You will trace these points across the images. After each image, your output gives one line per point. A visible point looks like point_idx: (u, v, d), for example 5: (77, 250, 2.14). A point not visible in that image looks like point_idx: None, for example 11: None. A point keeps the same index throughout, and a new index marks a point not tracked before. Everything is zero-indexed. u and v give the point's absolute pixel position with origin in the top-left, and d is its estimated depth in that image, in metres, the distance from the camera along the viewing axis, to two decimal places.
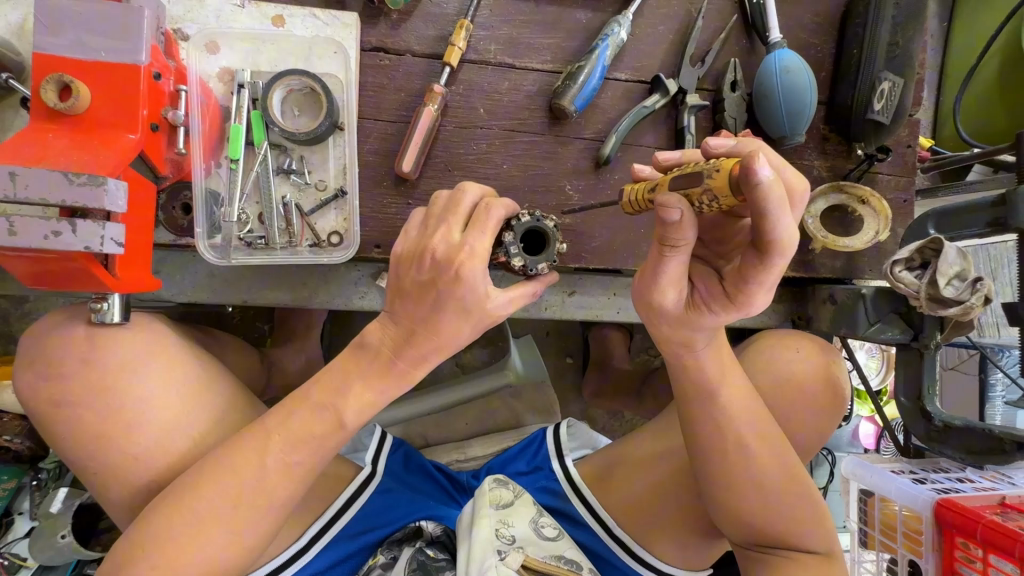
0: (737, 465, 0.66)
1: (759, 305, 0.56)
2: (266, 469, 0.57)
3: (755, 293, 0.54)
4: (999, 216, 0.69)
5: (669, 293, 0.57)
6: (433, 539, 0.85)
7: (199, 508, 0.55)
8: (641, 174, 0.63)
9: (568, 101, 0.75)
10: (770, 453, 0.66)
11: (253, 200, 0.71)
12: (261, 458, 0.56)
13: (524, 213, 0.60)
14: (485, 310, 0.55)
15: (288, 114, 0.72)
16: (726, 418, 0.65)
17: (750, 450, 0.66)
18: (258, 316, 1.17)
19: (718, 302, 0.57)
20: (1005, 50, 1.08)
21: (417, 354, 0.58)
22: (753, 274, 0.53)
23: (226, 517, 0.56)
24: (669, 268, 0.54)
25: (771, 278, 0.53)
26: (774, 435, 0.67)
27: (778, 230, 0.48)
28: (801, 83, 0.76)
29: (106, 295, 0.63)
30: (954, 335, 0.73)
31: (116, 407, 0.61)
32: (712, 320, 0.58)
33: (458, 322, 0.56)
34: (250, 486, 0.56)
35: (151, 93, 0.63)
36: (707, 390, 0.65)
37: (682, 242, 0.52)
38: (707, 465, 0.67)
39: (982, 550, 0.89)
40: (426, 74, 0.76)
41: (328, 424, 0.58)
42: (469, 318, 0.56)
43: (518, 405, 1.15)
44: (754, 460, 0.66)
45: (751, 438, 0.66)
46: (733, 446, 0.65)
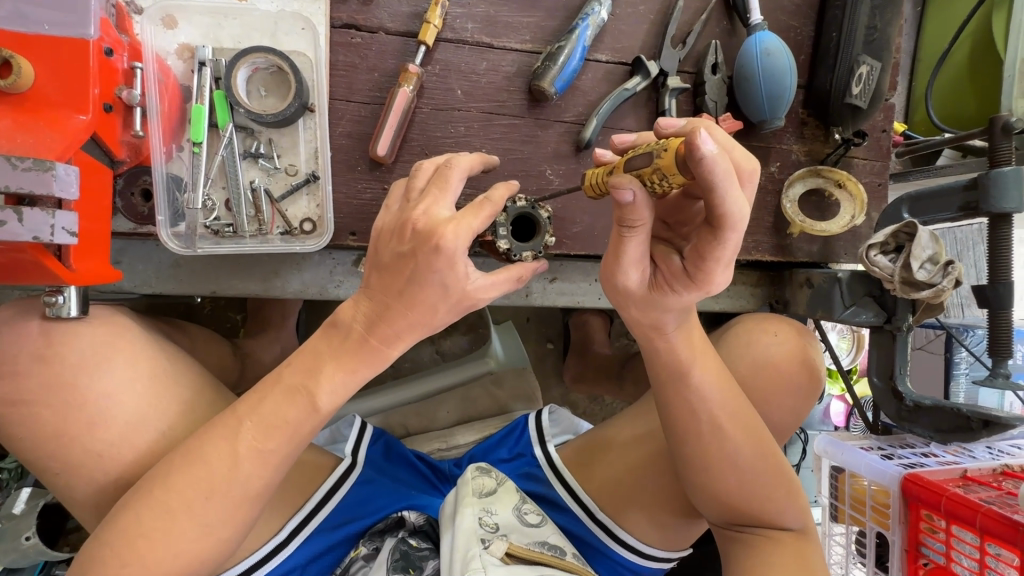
0: (716, 450, 0.66)
1: (721, 282, 0.56)
2: (247, 467, 0.55)
3: (716, 271, 0.54)
4: (970, 200, 0.70)
5: (632, 274, 0.56)
6: (416, 528, 0.85)
7: (176, 509, 0.53)
8: (602, 158, 0.62)
9: (548, 82, 0.73)
10: (747, 436, 0.67)
11: (219, 185, 0.67)
12: (243, 456, 0.54)
13: (520, 198, 0.64)
14: (470, 299, 0.54)
15: (254, 94, 0.68)
16: (706, 403, 0.65)
17: (729, 435, 0.66)
18: (230, 307, 1.13)
19: (680, 282, 0.56)
20: (976, 34, 1.09)
21: (403, 347, 0.56)
22: (710, 250, 0.52)
23: (208, 517, 0.54)
24: (630, 250, 0.54)
25: (727, 253, 0.52)
26: (751, 418, 0.68)
27: (726, 202, 0.48)
28: (781, 66, 0.75)
29: (61, 288, 0.59)
30: (924, 315, 0.76)
31: (79, 406, 0.58)
32: (676, 300, 0.58)
33: (444, 313, 0.54)
34: (230, 484, 0.54)
35: (102, 70, 0.59)
36: (690, 374, 0.65)
37: (639, 222, 0.51)
38: (687, 451, 0.67)
39: (945, 521, 0.94)
40: (400, 53, 0.73)
41: (311, 420, 0.56)
42: (456, 308, 0.55)
43: (501, 393, 1.14)
44: (732, 444, 0.66)
45: (729, 423, 0.66)
46: (712, 431, 0.66)
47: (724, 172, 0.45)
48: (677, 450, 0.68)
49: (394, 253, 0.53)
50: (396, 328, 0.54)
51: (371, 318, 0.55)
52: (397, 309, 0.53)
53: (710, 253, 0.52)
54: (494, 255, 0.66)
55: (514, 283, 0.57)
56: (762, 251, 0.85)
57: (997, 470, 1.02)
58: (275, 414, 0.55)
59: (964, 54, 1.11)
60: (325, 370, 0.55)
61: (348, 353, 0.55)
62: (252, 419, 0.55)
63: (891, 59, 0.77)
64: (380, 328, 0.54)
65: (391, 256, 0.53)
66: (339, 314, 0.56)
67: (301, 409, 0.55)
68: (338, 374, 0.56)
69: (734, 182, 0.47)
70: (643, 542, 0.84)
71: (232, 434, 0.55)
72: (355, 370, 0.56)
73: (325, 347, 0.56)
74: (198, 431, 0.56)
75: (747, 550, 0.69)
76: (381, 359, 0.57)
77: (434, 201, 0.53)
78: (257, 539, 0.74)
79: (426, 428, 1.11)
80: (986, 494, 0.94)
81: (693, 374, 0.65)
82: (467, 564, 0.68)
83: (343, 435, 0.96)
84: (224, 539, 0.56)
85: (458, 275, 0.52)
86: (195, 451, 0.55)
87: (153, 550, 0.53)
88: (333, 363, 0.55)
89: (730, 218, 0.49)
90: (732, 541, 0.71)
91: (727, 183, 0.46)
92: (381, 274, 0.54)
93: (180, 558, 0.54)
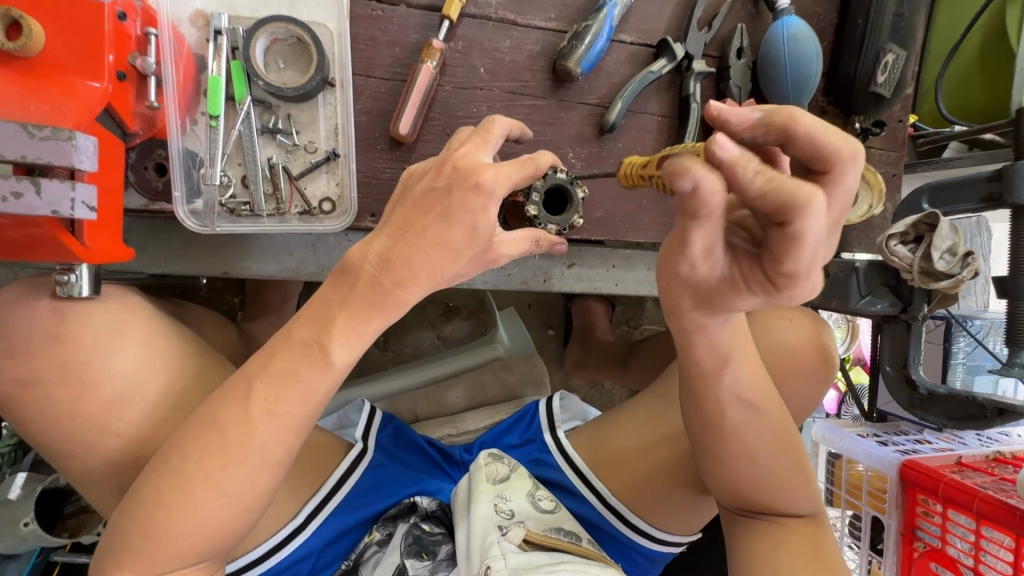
0: (737, 443, 0.65)
1: (809, 284, 0.44)
2: (264, 432, 0.52)
3: (801, 275, 0.43)
4: (993, 191, 0.71)
5: (702, 266, 0.48)
6: (429, 514, 0.84)
7: (193, 480, 0.51)
8: None
9: (574, 63, 0.71)
10: (772, 427, 0.66)
11: (235, 162, 0.64)
12: (257, 419, 0.52)
13: (562, 171, 0.63)
14: (493, 254, 0.53)
15: (272, 66, 0.65)
16: (733, 397, 0.64)
17: (752, 427, 0.65)
18: (229, 289, 1.11)
19: (761, 277, 0.46)
20: (989, 26, 1.09)
21: (419, 292, 0.52)
22: (782, 253, 0.41)
23: (229, 486, 0.52)
24: (696, 240, 0.45)
25: (805, 252, 0.40)
26: (777, 409, 0.67)
27: (768, 203, 0.38)
28: (808, 52, 0.74)
29: (74, 266, 0.57)
30: (937, 306, 0.77)
31: (93, 385, 0.56)
32: (747, 301, 0.49)
33: (466, 264, 0.52)
34: (246, 451, 0.52)
35: (117, 35, 0.55)
36: (721, 374, 0.63)
37: (701, 213, 0.42)
38: (708, 442, 0.66)
39: (941, 505, 0.96)
40: (422, 27, 0.70)
41: (326, 377, 0.53)
42: (478, 262, 0.53)
43: (510, 379, 1.13)
44: (754, 437, 0.66)
45: (754, 415, 0.65)
46: (736, 425, 0.65)
47: (741, 174, 0.38)
48: (700, 440, 0.67)
49: (428, 191, 0.51)
50: (413, 269, 0.51)
51: (384, 257, 0.51)
52: (420, 250, 0.50)
53: (781, 256, 0.41)
54: (519, 221, 0.65)
55: (532, 245, 0.57)
56: None
57: (989, 457, 1.05)
58: (289, 373, 0.52)
59: (974, 47, 1.11)
60: (337, 321, 0.52)
61: (366, 323, 0.52)
62: (263, 378, 0.52)
63: (916, 49, 0.77)
64: (395, 270, 0.51)
65: (422, 192, 0.51)
66: (349, 257, 0.52)
67: (316, 366, 0.52)
68: (353, 330, 0.52)
69: (761, 179, 0.38)
70: (653, 526, 0.85)
71: (245, 396, 0.52)
72: (370, 321, 0.52)
73: (337, 296, 0.52)
74: (210, 396, 0.53)
75: (758, 534, 0.69)
76: (394, 305, 0.52)
77: (476, 146, 0.52)
78: (273, 521, 0.73)
79: (435, 413, 1.10)
80: (982, 479, 0.97)
81: (725, 371, 0.63)
82: (486, 551, 0.68)
83: (352, 420, 0.96)
84: (246, 511, 0.54)
85: (489, 223, 0.51)
86: (210, 419, 0.52)
87: (176, 524, 0.51)
88: (344, 312, 0.52)
89: (781, 213, 0.38)
90: (741, 526, 0.71)
91: (741, 177, 0.39)
92: (408, 209, 0.51)
93: (201, 530, 0.52)
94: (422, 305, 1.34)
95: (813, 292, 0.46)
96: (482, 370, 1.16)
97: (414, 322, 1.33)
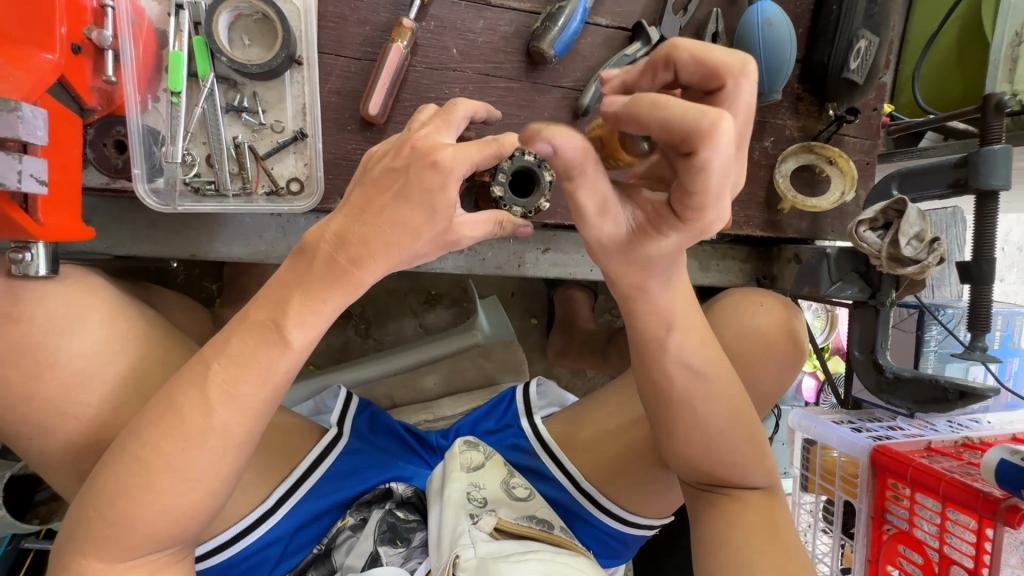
0: (687, 419, 0.65)
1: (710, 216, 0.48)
2: (224, 415, 0.52)
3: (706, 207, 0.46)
4: (960, 177, 0.72)
5: (606, 226, 0.52)
6: (403, 500, 0.84)
7: (153, 465, 0.51)
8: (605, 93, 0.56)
9: (548, 45, 0.70)
10: (724, 402, 0.65)
11: (199, 140, 0.64)
12: (216, 401, 0.51)
13: (530, 153, 0.62)
14: (455, 234, 0.53)
15: (237, 42, 0.64)
16: (686, 362, 0.63)
17: (702, 404, 0.64)
18: (205, 275, 1.09)
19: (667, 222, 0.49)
20: (966, 17, 1.10)
21: (377, 271, 0.52)
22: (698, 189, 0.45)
23: (191, 471, 0.52)
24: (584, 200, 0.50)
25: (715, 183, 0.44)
26: (729, 381, 0.66)
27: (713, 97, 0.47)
28: (782, 37, 0.74)
29: (29, 243, 0.55)
30: (906, 291, 0.78)
31: (52, 368, 0.55)
32: (658, 247, 0.52)
33: (427, 244, 0.52)
34: (208, 434, 0.51)
35: (69, 7, 0.55)
36: (672, 332, 0.61)
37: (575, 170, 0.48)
38: (659, 415, 0.66)
39: (909, 489, 0.98)
40: (393, 6, 0.69)
41: (285, 358, 0.52)
42: (438, 243, 0.53)
43: (488, 366, 1.13)
44: (705, 411, 0.65)
45: (704, 390, 0.64)
46: (698, 400, 0.64)
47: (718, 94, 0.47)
48: (667, 418, 0.66)
49: (386, 170, 0.51)
50: (370, 246, 0.51)
51: (340, 235, 0.51)
52: (374, 228, 0.50)
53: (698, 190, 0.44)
54: (487, 202, 0.65)
55: (496, 227, 0.57)
56: (753, 226, 0.85)
57: (958, 442, 1.06)
58: (247, 355, 0.52)
59: (952, 38, 1.12)
60: (293, 302, 0.51)
61: (327, 304, 0.52)
62: (220, 360, 0.52)
63: (888, 37, 0.77)
64: (351, 246, 0.51)
65: (381, 169, 0.51)
66: (305, 236, 0.52)
67: (274, 348, 0.52)
68: (309, 309, 0.52)
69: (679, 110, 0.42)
70: (625, 510, 0.86)
71: (203, 378, 0.51)
72: (327, 300, 0.52)
73: (295, 276, 0.52)
74: (168, 380, 0.53)
75: (711, 507, 0.70)
76: (352, 285, 0.52)
77: (438, 128, 0.53)
78: (242, 505, 0.73)
79: (413, 399, 1.11)
80: (948, 464, 0.99)
81: (671, 344, 0.62)
82: (457, 540, 0.68)
83: (328, 406, 0.96)
84: (209, 496, 0.53)
85: (450, 204, 0.51)
86: (169, 403, 0.52)
87: (137, 508, 0.51)
88: (300, 293, 0.51)
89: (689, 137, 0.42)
90: (699, 501, 0.72)
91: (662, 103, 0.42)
92: (367, 188, 0.51)
93: (167, 515, 0.52)
94: (404, 292, 1.33)
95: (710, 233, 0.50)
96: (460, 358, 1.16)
97: (394, 310, 1.33)
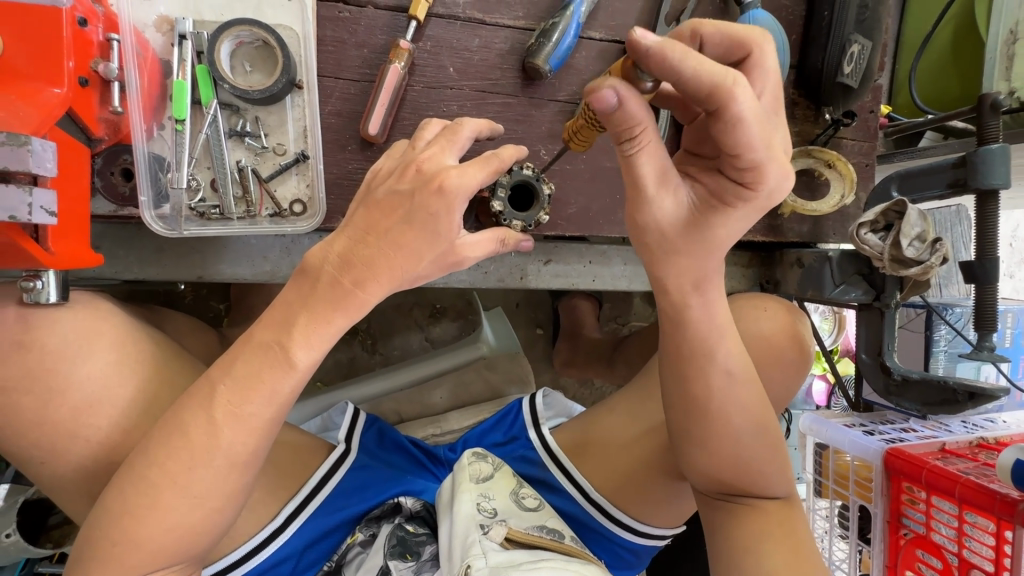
0: (717, 425, 0.62)
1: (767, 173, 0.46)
2: (229, 434, 0.52)
3: (763, 164, 0.45)
4: (959, 177, 0.72)
5: (666, 201, 0.49)
6: (412, 514, 0.84)
7: (159, 483, 0.51)
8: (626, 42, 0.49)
9: (542, 60, 0.71)
10: (753, 408, 0.63)
11: (203, 165, 0.65)
12: (221, 422, 0.52)
13: (526, 168, 0.65)
14: (457, 256, 0.54)
15: (239, 69, 0.66)
16: (720, 380, 0.61)
17: (733, 410, 0.62)
18: (213, 295, 1.11)
19: (727, 190, 0.48)
20: (960, 18, 1.11)
21: (379, 291, 0.53)
22: (731, 141, 0.44)
23: (200, 489, 0.52)
24: (643, 167, 0.47)
25: (749, 137, 0.43)
26: (756, 385, 0.64)
27: (701, 81, 0.41)
28: (774, 44, 0.75)
29: (40, 272, 0.56)
30: (910, 293, 0.77)
31: (62, 393, 0.56)
32: (723, 223, 0.50)
33: (428, 266, 0.54)
34: (213, 454, 0.52)
35: (77, 42, 0.57)
36: (714, 351, 0.60)
37: (638, 129, 0.45)
38: (688, 429, 0.63)
39: (926, 492, 0.96)
40: (390, 29, 0.70)
41: (290, 378, 0.53)
42: (440, 265, 0.54)
43: (494, 377, 1.13)
44: (735, 420, 0.62)
45: (740, 399, 0.62)
46: (726, 409, 0.62)
47: (676, 58, 0.40)
48: (699, 425, 0.63)
49: (391, 193, 0.52)
50: (370, 262, 0.52)
51: (342, 255, 0.52)
52: (376, 246, 0.51)
53: (729, 142, 0.44)
54: (487, 219, 0.67)
55: (498, 245, 0.58)
56: (753, 231, 0.85)
57: (973, 442, 1.05)
58: (253, 375, 0.52)
59: (947, 38, 1.13)
60: (298, 323, 0.52)
61: (329, 322, 0.53)
62: (226, 381, 0.52)
63: (881, 39, 0.78)
64: (353, 265, 0.52)
65: (384, 193, 0.53)
66: (308, 258, 0.53)
67: (277, 372, 0.52)
68: (314, 328, 0.52)
69: (693, 61, 0.40)
70: (636, 520, 0.85)
71: (208, 400, 0.52)
72: (331, 321, 0.53)
73: (299, 295, 0.53)
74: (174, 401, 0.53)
75: (730, 514, 0.69)
76: (356, 306, 0.53)
77: (441, 149, 0.54)
78: (251, 523, 0.73)
79: (420, 414, 1.11)
80: (965, 465, 0.97)
81: (704, 360, 0.59)
82: (468, 550, 0.68)
83: (336, 422, 0.96)
84: (214, 513, 0.53)
85: (451, 225, 0.52)
86: (175, 424, 0.52)
87: (147, 528, 0.51)
88: (305, 313, 0.52)
89: (716, 92, 0.41)
90: (717, 509, 0.70)
91: (681, 62, 0.40)
92: (368, 209, 0.53)
93: (174, 537, 0.52)
94: (410, 306, 1.34)
95: (779, 195, 0.48)
96: (467, 370, 1.16)
97: (400, 324, 1.33)
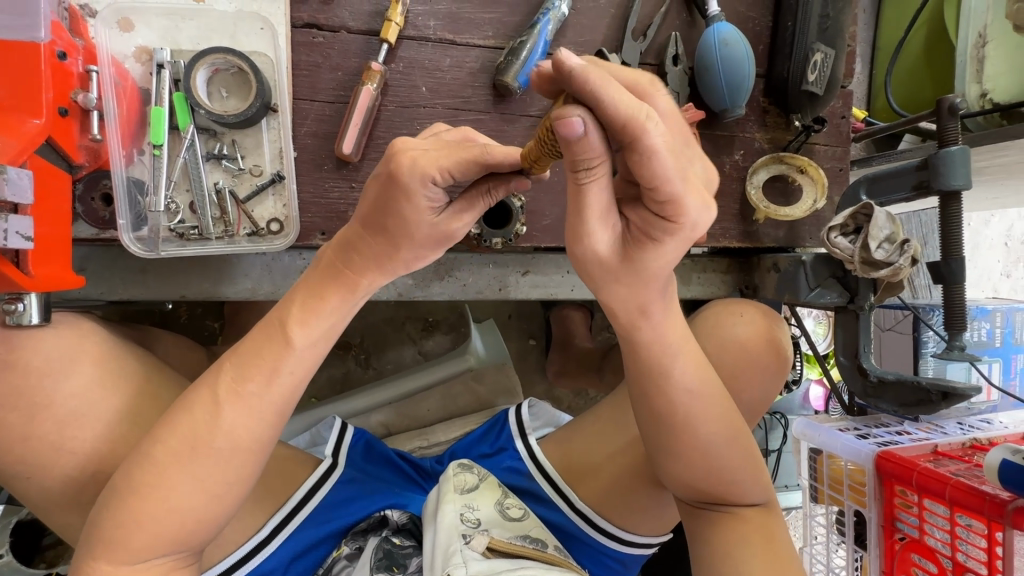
0: (688, 435, 0.63)
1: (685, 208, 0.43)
2: (205, 448, 0.53)
3: (681, 197, 0.42)
4: (923, 179, 0.73)
5: (600, 242, 0.46)
6: (399, 527, 0.84)
7: (136, 499, 0.52)
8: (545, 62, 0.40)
9: (511, 77, 0.74)
10: (726, 416, 0.64)
11: (182, 188, 0.68)
12: (196, 437, 0.53)
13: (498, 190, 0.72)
14: (448, 228, 0.50)
15: (215, 95, 0.69)
16: (682, 395, 0.61)
17: (706, 419, 0.62)
18: (206, 314, 1.13)
19: (652, 225, 0.45)
20: (931, 23, 1.13)
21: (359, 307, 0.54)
22: (646, 172, 0.41)
23: (175, 504, 0.53)
24: (594, 200, 0.43)
25: (665, 169, 0.40)
26: (726, 393, 0.64)
27: (616, 113, 0.37)
28: (739, 55, 0.76)
29: (21, 295, 0.58)
30: (885, 295, 0.78)
31: (44, 412, 0.57)
32: (656, 255, 0.47)
33: (416, 245, 0.51)
34: (203, 449, 0.53)
35: (55, 74, 0.59)
36: (670, 368, 0.59)
37: (596, 161, 0.40)
38: (662, 440, 0.64)
39: (917, 496, 0.95)
40: (363, 52, 0.73)
41: (289, 358, 0.54)
42: (429, 240, 0.51)
43: (481, 390, 1.14)
44: (707, 429, 0.63)
45: (713, 406, 0.63)
46: (698, 418, 0.62)
47: (597, 84, 0.37)
48: (672, 436, 0.63)
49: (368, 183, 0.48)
50: (337, 277, 0.53)
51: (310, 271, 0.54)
52: (341, 261, 0.52)
53: (645, 173, 0.41)
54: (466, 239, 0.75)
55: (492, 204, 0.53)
56: (729, 237, 0.86)
57: (966, 444, 1.04)
58: (232, 390, 0.53)
59: (919, 42, 1.15)
60: (276, 337, 0.53)
61: (298, 337, 0.54)
62: (203, 396, 0.53)
63: (844, 47, 0.80)
64: (320, 280, 0.53)
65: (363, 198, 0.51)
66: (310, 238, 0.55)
67: (277, 346, 0.53)
68: (287, 343, 0.54)
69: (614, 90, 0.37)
70: (622, 529, 0.85)
71: (185, 415, 0.53)
72: (303, 336, 0.54)
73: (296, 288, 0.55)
74: None
75: (711, 523, 0.69)
76: (349, 285, 0.53)
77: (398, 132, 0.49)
78: (235, 537, 0.73)
79: (407, 427, 1.11)
80: (955, 467, 0.96)
81: (674, 368, 0.59)
82: (449, 560, 0.68)
83: (324, 437, 0.96)
84: (190, 527, 0.54)
85: (418, 210, 0.47)
86: (151, 440, 0.53)
87: (130, 540, 0.52)
88: (297, 302, 0.53)
89: (629, 124, 0.38)
90: (698, 518, 0.70)
91: (603, 89, 0.37)
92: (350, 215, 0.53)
93: (151, 552, 0.53)
94: (402, 320, 1.35)
95: (703, 229, 0.45)
96: (456, 381, 1.17)
97: (393, 338, 1.35)
